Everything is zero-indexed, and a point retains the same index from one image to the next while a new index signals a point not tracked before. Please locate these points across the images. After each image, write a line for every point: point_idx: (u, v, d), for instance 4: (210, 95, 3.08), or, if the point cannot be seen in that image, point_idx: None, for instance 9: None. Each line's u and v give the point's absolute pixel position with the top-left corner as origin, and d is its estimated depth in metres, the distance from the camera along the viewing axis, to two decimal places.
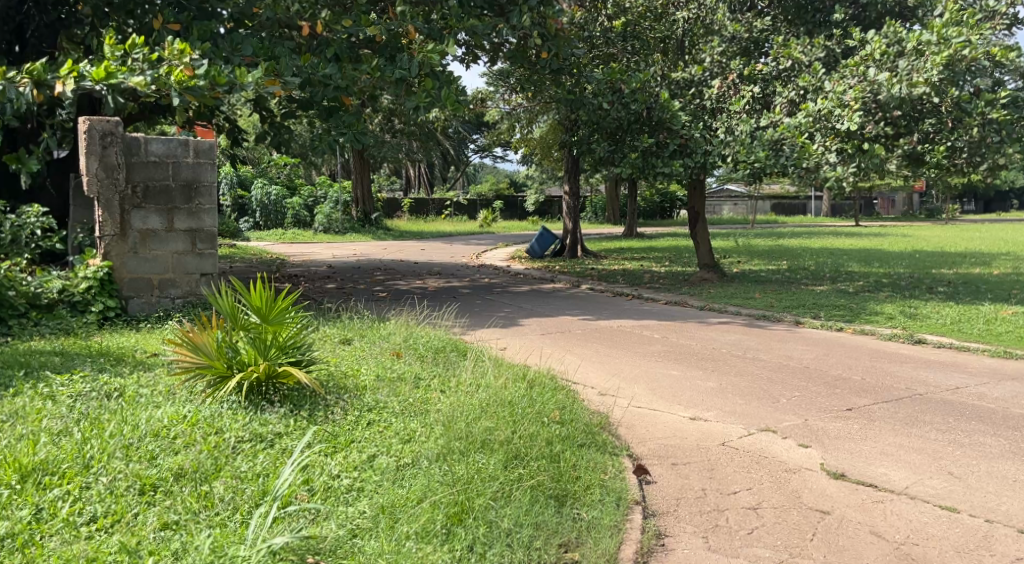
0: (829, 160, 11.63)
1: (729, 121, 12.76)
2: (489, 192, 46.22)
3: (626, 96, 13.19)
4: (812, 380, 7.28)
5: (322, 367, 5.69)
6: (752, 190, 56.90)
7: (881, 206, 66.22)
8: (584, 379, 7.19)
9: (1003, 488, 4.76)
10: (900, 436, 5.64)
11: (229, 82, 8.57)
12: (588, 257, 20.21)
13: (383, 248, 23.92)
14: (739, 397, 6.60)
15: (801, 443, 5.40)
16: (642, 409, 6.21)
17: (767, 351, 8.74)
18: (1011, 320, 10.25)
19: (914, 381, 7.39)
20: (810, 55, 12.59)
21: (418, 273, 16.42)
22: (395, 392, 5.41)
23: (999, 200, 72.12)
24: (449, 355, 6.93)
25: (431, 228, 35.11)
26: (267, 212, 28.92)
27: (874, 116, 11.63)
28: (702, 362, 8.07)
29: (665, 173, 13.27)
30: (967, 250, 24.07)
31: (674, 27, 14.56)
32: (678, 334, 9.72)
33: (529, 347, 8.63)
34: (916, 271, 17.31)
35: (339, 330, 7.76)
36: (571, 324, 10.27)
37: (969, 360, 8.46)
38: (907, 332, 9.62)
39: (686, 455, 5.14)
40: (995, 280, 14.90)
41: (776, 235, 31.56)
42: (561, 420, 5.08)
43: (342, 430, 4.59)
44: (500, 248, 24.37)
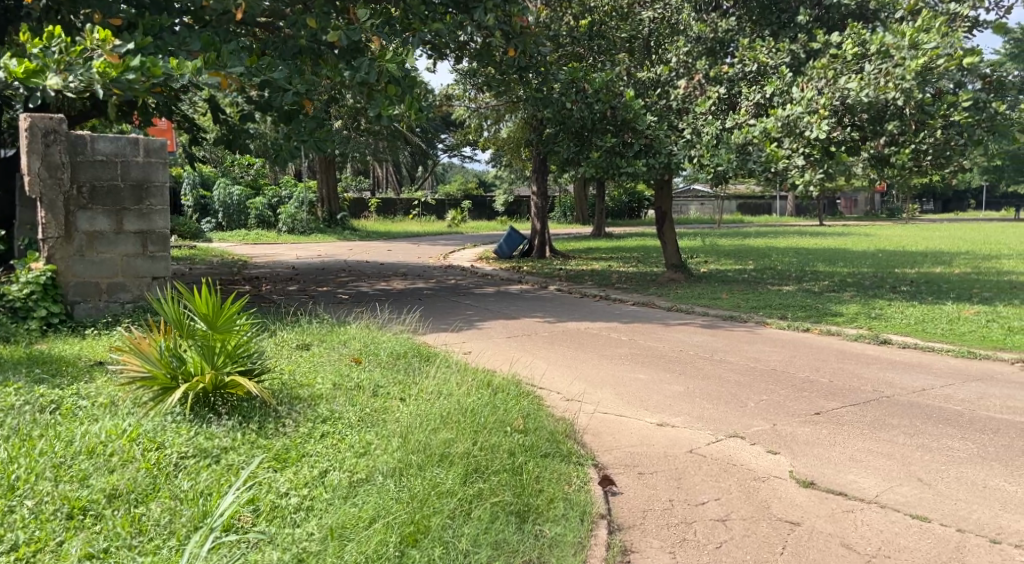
0: (797, 165, 11.64)
1: (695, 122, 12.71)
2: (457, 192, 46.05)
3: (590, 96, 13.05)
4: (779, 383, 7.21)
5: (275, 376, 5.50)
6: (718, 190, 57.34)
7: (845, 206, 67.11)
8: (549, 384, 7.05)
9: (973, 495, 4.69)
10: (870, 441, 5.56)
11: (166, 74, 8.28)
12: (556, 257, 20.18)
13: (348, 249, 23.98)
14: (707, 401, 6.50)
15: (769, 449, 5.29)
16: (608, 415, 6.08)
17: (734, 352, 8.67)
18: (973, 319, 10.30)
19: (880, 383, 7.34)
20: (776, 57, 12.66)
21: (383, 274, 16.21)
22: (351, 401, 5.23)
23: (957, 201, 73.45)
24: (410, 360, 6.76)
25: (399, 227, 34.92)
26: (230, 213, 28.47)
27: (842, 118, 11.70)
28: (668, 365, 7.97)
29: (629, 172, 13.23)
30: (928, 249, 24.39)
31: (640, 27, 14.46)
32: (645, 336, 9.63)
33: (493, 351, 8.48)
34: (879, 270, 17.46)
35: (297, 336, 7.54)
36: (537, 327, 10.13)
37: (933, 360, 8.46)
38: (872, 332, 9.61)
39: (652, 463, 5.01)
40: (956, 279, 15.06)
41: (741, 235, 31.85)
42: (524, 429, 4.93)
43: (293, 444, 4.41)
44: (469, 248, 24.32)
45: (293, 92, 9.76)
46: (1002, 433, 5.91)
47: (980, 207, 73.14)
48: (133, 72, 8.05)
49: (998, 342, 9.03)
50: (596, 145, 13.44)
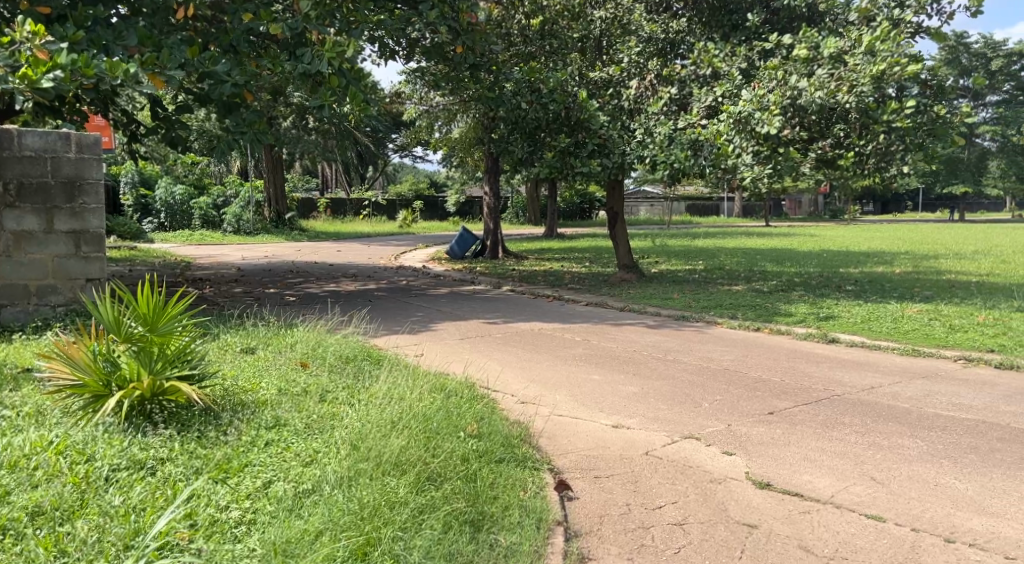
0: (746, 163, 11.74)
1: (647, 122, 12.75)
2: (408, 192, 45.73)
3: (545, 96, 13.04)
4: (733, 383, 7.18)
5: (216, 381, 5.28)
6: (667, 192, 57.90)
7: (790, 207, 68.31)
8: (503, 386, 6.93)
9: (926, 493, 4.67)
10: (823, 440, 5.53)
11: (98, 74, 8.03)
12: (509, 257, 20.11)
13: (297, 248, 23.84)
14: (661, 402, 6.44)
15: (725, 450, 5.24)
16: (563, 417, 5.98)
17: (687, 352, 8.64)
18: (918, 317, 10.47)
19: (830, 381, 7.35)
20: (731, 63, 12.69)
21: (332, 275, 15.93)
22: (298, 407, 5.05)
23: (896, 203, 75.28)
24: (360, 365, 6.59)
25: (348, 228, 34.54)
26: (173, 213, 27.82)
27: (792, 119, 11.80)
28: (622, 366, 7.90)
29: (583, 172, 13.26)
30: (870, 248, 24.91)
31: (591, 27, 14.32)
32: (598, 337, 9.57)
33: (446, 353, 8.33)
34: (825, 270, 17.72)
35: (241, 339, 7.31)
36: (489, 328, 10.01)
37: (880, 359, 8.51)
38: (821, 331, 9.68)
39: (608, 466, 4.92)
40: (899, 278, 15.34)
41: (690, 235, 32.20)
42: (478, 433, 4.80)
43: (235, 453, 4.23)
44: (420, 248, 24.36)
45: (231, 84, 9.50)
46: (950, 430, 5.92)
47: (917, 208, 75.02)
48: (62, 73, 7.72)
49: (942, 340, 9.14)
50: (550, 145, 13.48)
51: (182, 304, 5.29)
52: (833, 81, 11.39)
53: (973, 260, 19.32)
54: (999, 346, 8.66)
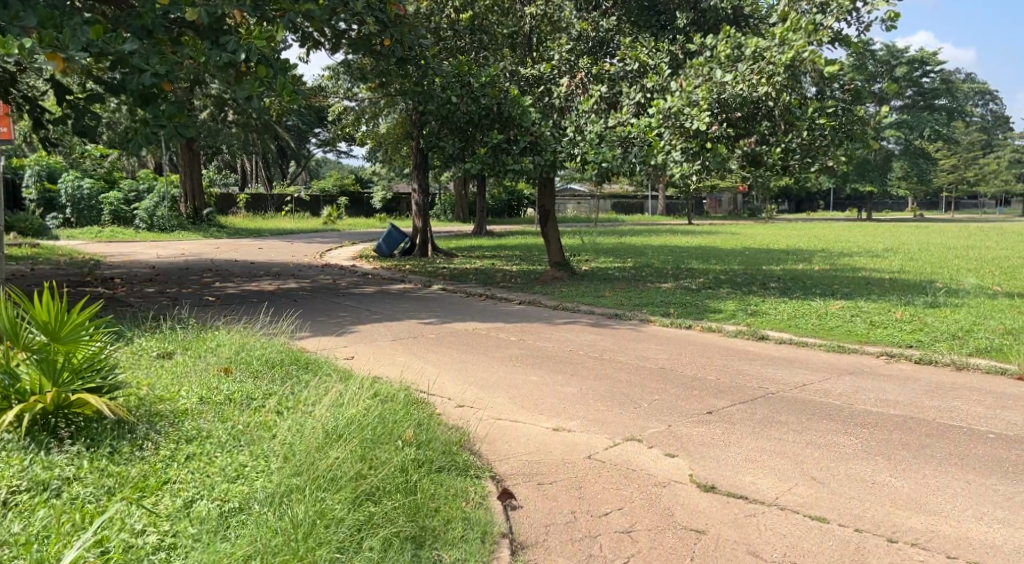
0: (675, 158, 11.68)
1: (579, 120, 12.72)
2: (332, 188, 44.96)
3: (475, 91, 13.01)
4: (670, 382, 7.13)
5: (130, 390, 4.98)
6: (593, 190, 58.39)
7: (710, 206, 69.73)
8: (439, 389, 6.75)
9: (866, 490, 4.60)
10: (761, 439, 5.44)
11: None
12: (438, 255, 19.78)
13: (216, 248, 22.17)
14: (600, 403, 6.36)
15: (668, 452, 5.18)
16: (503, 421, 5.86)
17: (623, 352, 8.56)
18: (841, 314, 10.64)
19: (764, 379, 7.26)
20: (657, 57, 12.76)
21: (254, 274, 15.45)
22: (222, 417, 4.80)
23: (809, 202, 77.58)
24: (288, 370, 6.35)
25: (270, 224, 33.73)
26: (80, 208, 26.75)
27: (719, 117, 11.84)
28: (558, 366, 7.77)
29: (515, 171, 13.12)
30: (787, 246, 25.51)
31: (521, 23, 14.31)
32: (533, 336, 9.43)
33: (376, 355, 8.09)
34: (748, 267, 17.99)
35: (156, 344, 6.98)
36: (420, 328, 9.78)
37: (808, 355, 8.51)
38: (750, 328, 9.74)
39: (551, 472, 4.84)
40: (818, 276, 15.66)
41: (616, 233, 32.42)
42: (416, 442, 4.66)
43: (153, 470, 3.97)
44: (347, 248, 22.86)
45: (150, 73, 9.08)
46: (880, 418, 5.91)
47: (828, 207, 77.56)
48: None
49: (865, 336, 9.23)
50: (482, 141, 13.51)
51: (90, 309, 4.90)
52: (755, 75, 11.53)
53: (886, 258, 19.91)
54: (917, 341, 8.69)
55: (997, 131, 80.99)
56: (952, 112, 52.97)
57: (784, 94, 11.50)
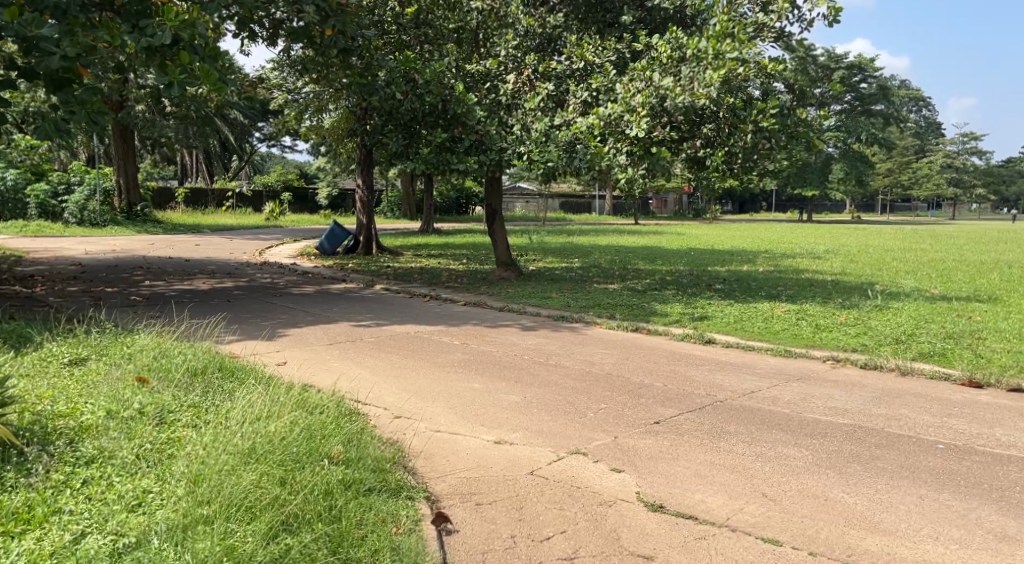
0: (620, 162, 11.62)
1: (524, 119, 12.60)
2: (275, 183, 44.03)
3: (419, 87, 12.67)
4: (616, 389, 6.89)
5: (24, 406, 4.93)
6: (540, 189, 58.32)
7: (657, 206, 70.32)
8: (376, 399, 6.46)
9: (818, 509, 4.37)
10: (709, 451, 5.19)
11: None
12: (383, 253, 19.41)
13: (148, 246, 20.75)
14: (544, 413, 6.14)
15: (613, 467, 4.95)
16: (442, 434, 5.65)
17: (568, 356, 8.32)
18: (787, 317, 10.51)
19: (712, 386, 6.98)
20: (602, 56, 12.63)
21: (187, 272, 14.90)
22: (129, 434, 4.77)
23: (752, 203, 78.69)
24: (210, 380, 6.20)
25: (210, 220, 32.92)
26: (4, 201, 26.09)
27: (661, 120, 11.62)
28: (501, 373, 7.48)
29: (459, 169, 12.85)
30: (732, 247, 25.56)
31: (467, 18, 13.99)
32: (477, 340, 9.13)
33: (310, 361, 7.76)
34: (694, 268, 17.94)
35: (70, 350, 6.98)
36: (359, 331, 9.41)
37: (755, 360, 8.28)
38: (697, 332, 9.59)
39: (491, 491, 4.66)
40: (764, 277, 15.64)
41: (563, 232, 32.20)
42: (344, 459, 4.59)
43: (39, 498, 3.93)
44: (287, 248, 21.43)
45: (60, 56, 8.77)
46: (829, 424, 5.71)
47: (769, 208, 78.78)
48: None
49: (811, 339, 9.09)
50: (426, 140, 13.14)
51: None
52: (697, 83, 11.18)
53: (828, 259, 20.07)
54: (862, 345, 8.51)
55: (931, 136, 83.22)
56: (888, 118, 54.10)
57: (726, 99, 11.31)
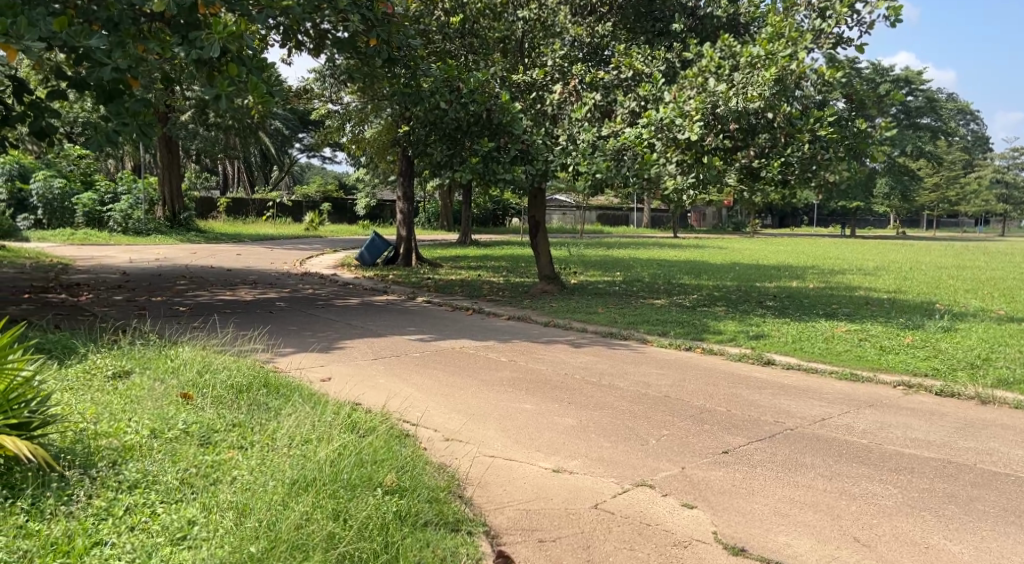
0: (668, 171, 11.21)
1: (570, 129, 12.27)
2: (315, 194, 44.19)
3: (464, 96, 12.37)
4: (676, 414, 6.52)
5: (66, 425, 4.72)
6: (578, 201, 57.98)
7: (697, 220, 69.47)
8: (424, 419, 6.18)
9: (920, 558, 3.99)
10: (787, 486, 4.81)
11: None
12: (423, 265, 19.18)
13: (191, 255, 20.82)
14: (602, 439, 5.79)
15: (684, 501, 4.63)
16: (497, 459, 5.36)
17: (622, 377, 7.94)
18: (849, 337, 10.02)
19: (779, 412, 6.58)
20: (652, 65, 12.23)
21: (230, 282, 14.78)
22: (172, 457, 4.56)
23: (793, 218, 77.55)
24: (254, 398, 5.99)
25: (251, 229, 33.03)
26: (52, 209, 26.03)
27: (714, 129, 11.29)
28: (554, 394, 7.14)
29: (505, 180, 12.51)
30: (777, 263, 24.98)
31: (513, 28, 13.68)
32: (525, 357, 8.80)
33: (355, 376, 7.50)
34: (741, 284, 17.46)
35: (114, 361, 6.82)
36: (404, 346, 9.12)
37: (819, 384, 7.83)
38: (755, 352, 9.16)
39: (554, 526, 4.39)
40: (817, 294, 15.11)
41: (603, 245, 31.80)
42: (397, 489, 4.39)
43: (80, 528, 3.74)
44: (327, 256, 22.24)
45: (112, 67, 8.94)
46: (915, 459, 5.29)
47: (812, 222, 77.43)
48: None
49: (877, 362, 8.61)
50: (471, 149, 12.82)
51: (12, 334, 4.56)
52: (749, 86, 10.89)
53: (879, 276, 19.46)
54: (934, 370, 8.03)
55: (978, 152, 81.53)
56: (936, 132, 53.05)
57: (782, 104, 10.97)
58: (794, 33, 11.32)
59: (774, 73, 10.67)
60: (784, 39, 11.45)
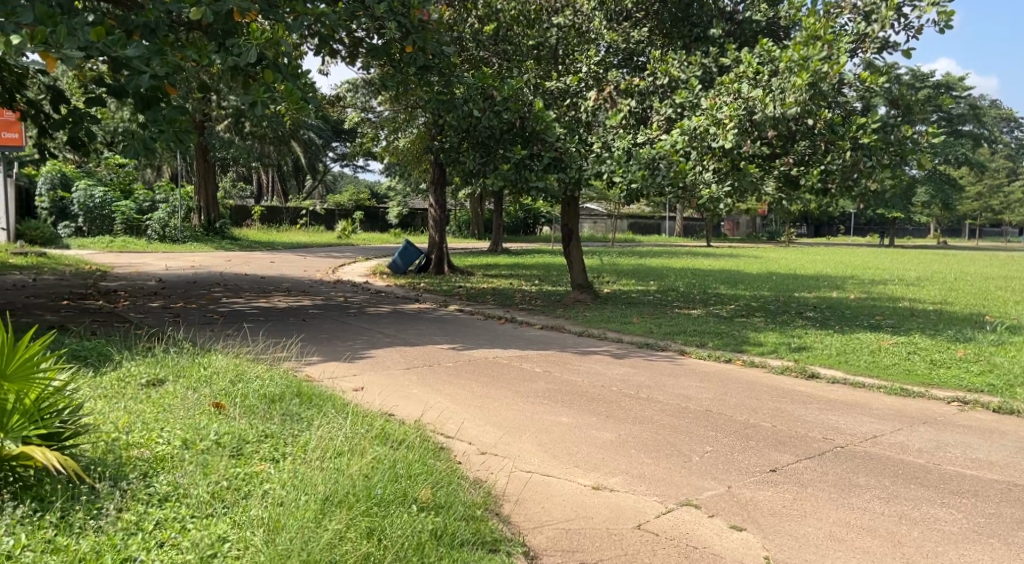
0: (705, 179, 11.12)
1: (605, 136, 12.10)
2: (348, 202, 44.40)
3: (497, 104, 12.30)
4: (720, 429, 6.29)
5: (98, 435, 4.60)
6: (609, 210, 57.76)
7: (730, 230, 68.81)
8: (459, 431, 6.01)
9: None
10: (841, 508, 4.61)
11: None
12: (455, 272, 19.06)
13: (227, 263, 20.94)
14: (643, 455, 5.59)
15: (732, 523, 4.45)
16: (533, 474, 5.18)
17: (661, 390, 7.71)
18: (896, 350, 9.70)
19: (827, 428, 6.33)
20: (687, 72, 11.94)
21: (264, 289, 14.78)
22: (203, 468, 4.42)
23: (829, 227, 76.60)
24: (287, 408, 5.86)
25: (285, 238, 33.22)
26: (92, 216, 26.22)
27: (751, 135, 11.01)
28: (590, 406, 6.94)
29: (538, 188, 12.34)
30: (815, 273, 24.51)
31: (547, 34, 13.57)
32: (561, 368, 8.61)
33: (388, 386, 7.37)
34: (779, 294, 17.14)
35: (149, 368, 6.76)
36: (437, 355, 8.99)
37: (868, 399, 7.55)
38: (798, 365, 8.88)
39: (596, 548, 4.23)
40: (858, 305, 14.75)
41: (637, 254, 31.53)
42: (432, 505, 4.25)
43: (108, 544, 3.62)
44: (361, 264, 22.25)
45: (149, 75, 8.98)
46: (977, 481, 5.05)
47: (848, 232, 76.34)
48: None
49: (928, 377, 8.29)
50: (504, 157, 12.65)
51: (45, 340, 4.45)
52: (786, 93, 10.58)
53: (922, 287, 19.00)
54: (990, 386, 7.70)
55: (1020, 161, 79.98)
56: (978, 140, 52.01)
57: (821, 109, 10.62)
58: (829, 35, 10.70)
59: (808, 77, 10.27)
60: (817, 42, 10.82)
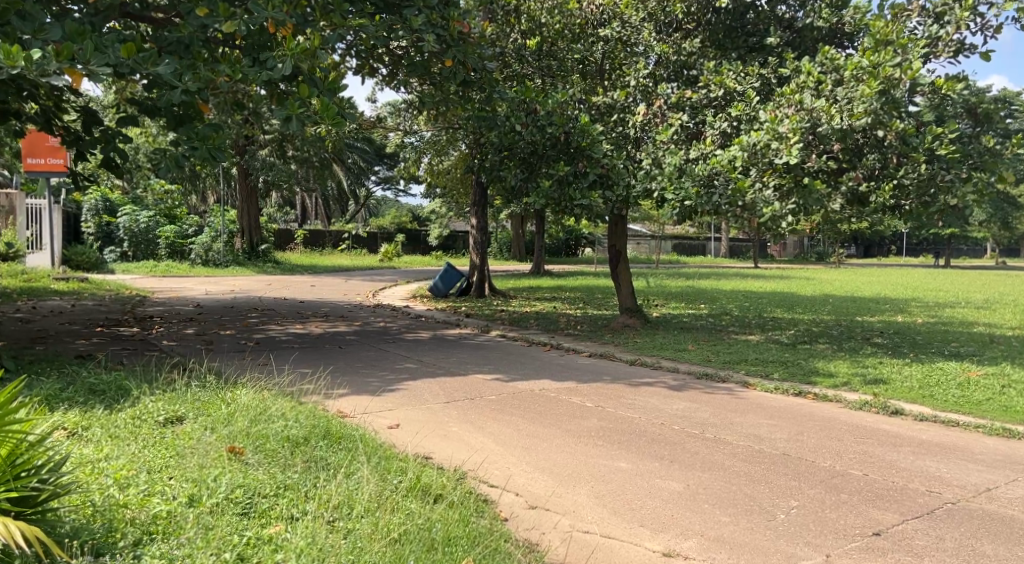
0: (766, 197, 10.15)
1: (655, 152, 11.24)
2: (390, 225, 44.09)
3: (541, 118, 11.65)
4: (803, 478, 5.49)
5: (87, 493, 4.00)
6: (654, 231, 56.72)
7: (777, 250, 67.24)
8: (505, 480, 5.29)
9: None
10: None
11: None
12: (496, 295, 18.36)
13: (267, 287, 20.54)
14: (719, 511, 4.82)
15: None
16: (593, 538, 4.47)
17: (728, 429, 6.89)
18: (987, 382, 8.77)
19: (929, 478, 5.51)
20: (745, 82, 11.26)
21: (301, 314, 14.22)
22: (204, 534, 3.81)
23: (879, 248, 74.71)
24: (312, 452, 5.22)
25: (328, 261, 32.83)
26: (137, 240, 25.91)
27: (815, 148, 10.23)
28: (652, 449, 6.16)
29: (582, 206, 11.68)
30: (873, 294, 23.40)
31: (593, 48, 12.86)
32: (615, 402, 7.83)
33: (424, 424, 6.65)
34: (841, 318, 16.13)
35: (166, 405, 6.14)
36: (479, 387, 8.26)
37: (967, 442, 6.66)
38: (878, 399, 7.97)
39: None
40: (929, 330, 13.73)
41: (685, 275, 30.62)
42: None
43: None
44: (401, 287, 21.69)
45: (182, 90, 8.47)
46: None
47: (900, 251, 74.23)
48: None
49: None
50: (546, 173, 11.94)
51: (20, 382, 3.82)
52: (853, 102, 9.85)
53: (992, 311, 17.88)
54: None
55: None
56: None
57: (895, 121, 9.80)
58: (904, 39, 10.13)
59: (878, 84, 9.55)
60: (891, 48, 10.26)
